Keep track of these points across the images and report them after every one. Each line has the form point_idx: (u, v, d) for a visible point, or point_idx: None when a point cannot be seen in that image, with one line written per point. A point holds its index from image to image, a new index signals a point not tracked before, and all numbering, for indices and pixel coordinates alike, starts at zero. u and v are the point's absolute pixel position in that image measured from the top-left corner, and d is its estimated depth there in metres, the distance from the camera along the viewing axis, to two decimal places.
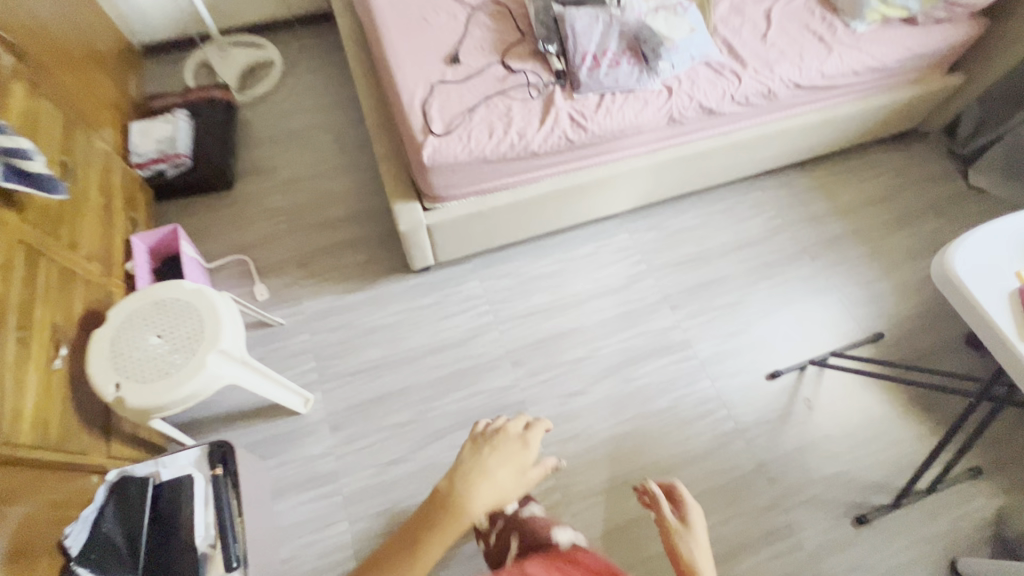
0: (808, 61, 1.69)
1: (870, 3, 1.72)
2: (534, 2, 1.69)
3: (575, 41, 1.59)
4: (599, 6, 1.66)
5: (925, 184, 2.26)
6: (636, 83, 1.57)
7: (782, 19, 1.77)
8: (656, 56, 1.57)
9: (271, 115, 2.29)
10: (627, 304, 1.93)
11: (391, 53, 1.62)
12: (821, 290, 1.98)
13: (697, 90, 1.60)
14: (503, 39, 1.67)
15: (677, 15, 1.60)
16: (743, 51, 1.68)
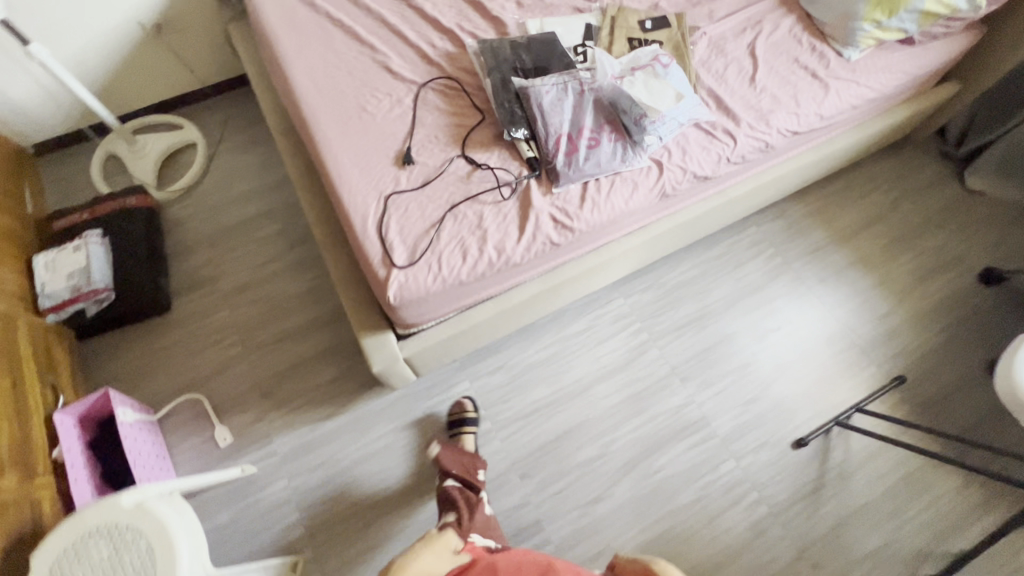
0: (805, 105, 1.49)
1: (864, 27, 1.53)
2: (489, 74, 1.45)
3: (546, 120, 1.36)
4: (566, 72, 1.44)
5: (922, 193, 2.12)
6: (622, 164, 1.35)
7: (768, 55, 1.57)
8: (641, 130, 1.35)
9: (201, 211, 1.99)
10: (635, 384, 1.76)
11: (330, 159, 1.36)
12: (834, 334, 1.85)
13: (689, 160, 1.40)
14: (461, 125, 1.43)
15: (658, 76, 1.38)
16: (734, 103, 1.47)
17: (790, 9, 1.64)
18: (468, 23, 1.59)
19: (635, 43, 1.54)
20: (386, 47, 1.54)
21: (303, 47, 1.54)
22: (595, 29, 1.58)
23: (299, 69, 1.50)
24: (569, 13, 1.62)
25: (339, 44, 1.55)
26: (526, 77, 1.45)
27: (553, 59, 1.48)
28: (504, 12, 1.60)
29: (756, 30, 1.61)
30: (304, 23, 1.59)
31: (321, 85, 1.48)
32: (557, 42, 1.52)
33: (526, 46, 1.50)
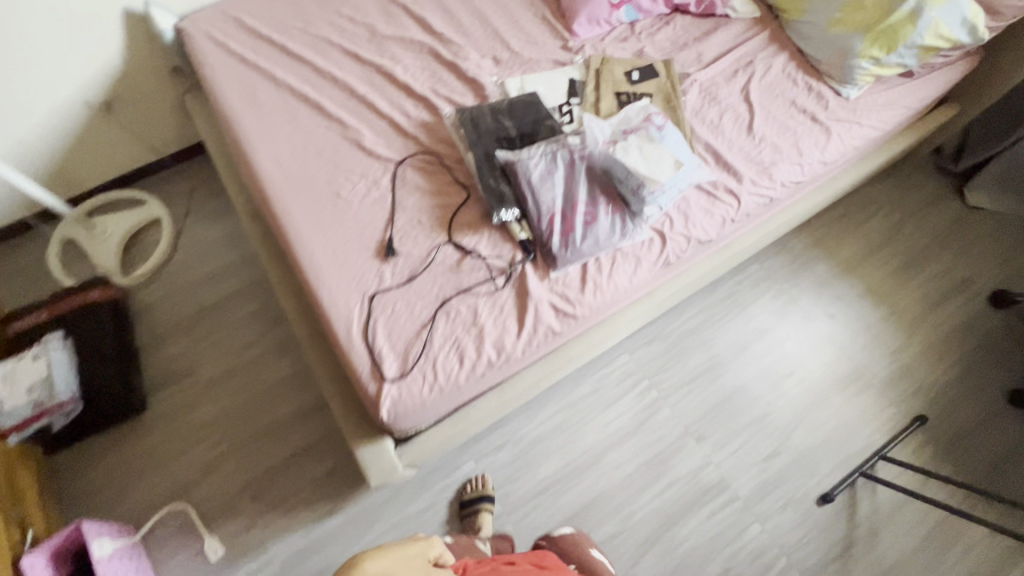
0: (808, 153, 1.41)
1: (861, 64, 1.45)
2: (471, 147, 1.34)
3: (536, 198, 1.26)
4: (553, 139, 1.34)
5: (923, 213, 2.05)
6: (622, 239, 1.26)
7: (764, 100, 1.48)
8: (639, 201, 1.25)
9: (171, 294, 1.85)
10: (649, 448, 1.67)
11: (305, 257, 1.25)
12: (849, 374, 1.78)
13: (693, 226, 1.31)
14: (444, 205, 1.32)
15: (653, 140, 1.29)
16: (734, 158, 1.38)
17: (781, 46, 1.56)
18: (442, 87, 1.48)
19: (623, 96, 1.45)
20: (357, 121, 1.43)
21: (267, 127, 1.42)
22: (579, 84, 1.48)
23: (263, 153, 1.38)
24: (550, 67, 1.51)
25: (305, 121, 1.43)
26: (511, 147, 1.35)
27: (538, 125, 1.38)
28: (480, 71, 1.50)
29: (748, 72, 1.52)
30: (265, 99, 1.46)
31: (289, 170, 1.36)
32: (541, 104, 1.42)
33: (508, 112, 1.40)
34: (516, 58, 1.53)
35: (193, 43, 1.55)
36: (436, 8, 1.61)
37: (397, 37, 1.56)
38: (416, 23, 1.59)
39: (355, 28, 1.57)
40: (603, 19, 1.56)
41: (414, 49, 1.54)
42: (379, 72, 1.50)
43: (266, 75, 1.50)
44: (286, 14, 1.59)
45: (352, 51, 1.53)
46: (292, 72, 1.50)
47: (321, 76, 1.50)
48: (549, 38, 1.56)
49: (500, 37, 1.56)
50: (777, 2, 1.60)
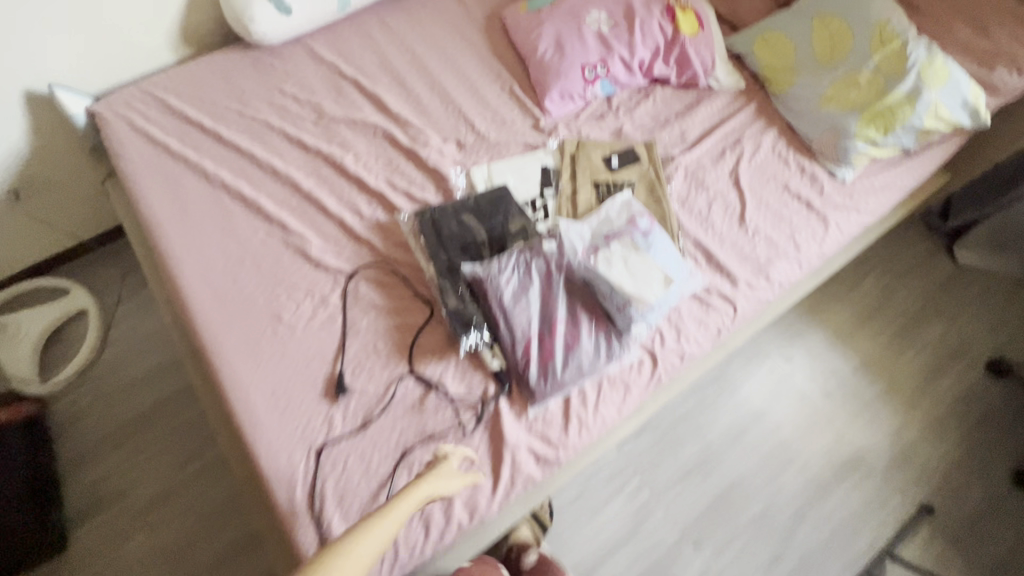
0: (806, 247, 1.28)
1: (857, 145, 1.33)
2: (434, 258, 1.18)
3: (509, 322, 1.10)
4: (527, 245, 1.18)
5: (915, 273, 1.97)
6: (609, 363, 1.11)
7: (755, 184, 1.36)
8: (627, 320, 1.10)
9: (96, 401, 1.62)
10: (644, 559, 1.52)
11: (239, 402, 1.06)
12: (850, 459, 1.67)
13: (685, 341, 1.17)
14: (404, 326, 1.15)
15: (638, 249, 1.13)
16: (727, 257, 1.25)
17: (770, 120, 1.45)
18: (399, 178, 1.31)
19: (602, 187, 1.30)
20: (302, 223, 1.25)
21: (195, 233, 1.22)
22: (553, 171, 1.33)
23: (190, 268, 1.18)
24: (520, 151, 1.36)
25: (241, 225, 1.24)
26: (479, 256, 1.19)
27: (508, 228, 1.22)
28: (441, 158, 1.33)
29: (737, 152, 1.39)
30: (194, 197, 1.27)
31: (221, 288, 1.17)
32: (512, 200, 1.26)
33: (474, 212, 1.23)
34: (482, 142, 1.37)
35: (107, 128, 1.34)
36: (391, 84, 1.44)
37: (346, 118, 1.38)
38: (369, 101, 1.41)
39: (299, 109, 1.39)
40: (577, 94, 1.41)
41: (367, 132, 1.37)
42: (327, 161, 1.32)
43: (195, 167, 1.30)
44: (219, 93, 1.40)
45: (295, 136, 1.35)
46: (226, 163, 1.31)
47: (260, 168, 1.31)
48: (518, 117, 1.41)
49: (463, 116, 1.40)
50: (762, 71, 1.48)
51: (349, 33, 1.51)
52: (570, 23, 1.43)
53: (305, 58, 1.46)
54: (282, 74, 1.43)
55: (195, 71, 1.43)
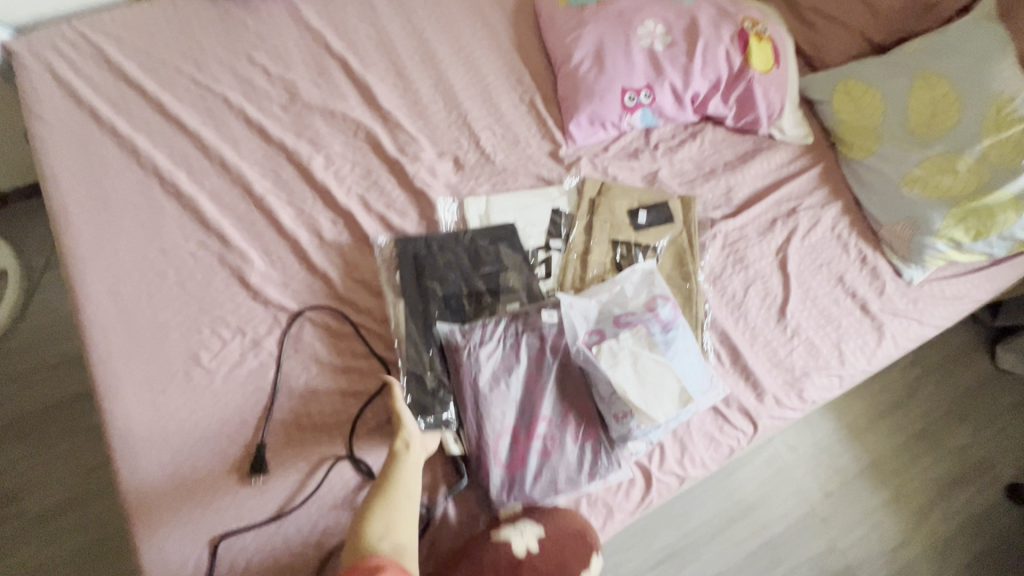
0: (851, 361, 1.06)
1: (936, 245, 1.09)
2: (406, 304, 0.96)
3: (480, 410, 0.87)
4: (524, 311, 0.94)
5: (949, 369, 1.75)
6: (591, 481, 0.89)
7: (805, 271, 1.12)
8: (623, 433, 0.88)
9: None
10: None
11: (126, 465, 0.84)
12: (839, 573, 1.49)
13: (689, 461, 0.96)
14: (350, 391, 0.93)
15: (653, 347, 0.88)
16: (756, 361, 1.02)
17: (833, 191, 1.21)
18: (376, 196, 1.06)
19: (621, 248, 1.06)
20: (246, 236, 1.01)
21: (110, 231, 0.98)
22: (566, 217, 1.08)
23: (96, 277, 0.94)
24: (530, 184, 1.11)
25: (171, 228, 0.99)
26: (460, 313, 0.96)
27: (505, 282, 0.99)
28: (432, 179, 1.08)
29: (789, 227, 1.15)
30: (116, 183, 1.01)
31: (130, 309, 0.93)
32: (515, 246, 1.02)
33: (467, 255, 1.00)
34: (485, 165, 1.11)
35: (21, 73, 1.06)
36: (387, 72, 1.17)
37: (324, 108, 1.11)
38: (356, 89, 1.14)
39: (268, 86, 1.12)
40: (610, 122, 1.15)
41: (347, 129, 1.11)
42: (291, 161, 1.07)
43: (125, 144, 1.04)
44: (172, 49, 1.12)
45: (257, 121, 1.08)
46: (165, 145, 1.05)
47: (207, 156, 1.05)
48: (534, 140, 1.15)
49: (468, 129, 1.14)
50: (838, 127, 1.23)
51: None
52: (618, 31, 1.15)
53: (286, 21, 1.18)
54: (255, 37, 1.15)
55: (147, 16, 1.14)
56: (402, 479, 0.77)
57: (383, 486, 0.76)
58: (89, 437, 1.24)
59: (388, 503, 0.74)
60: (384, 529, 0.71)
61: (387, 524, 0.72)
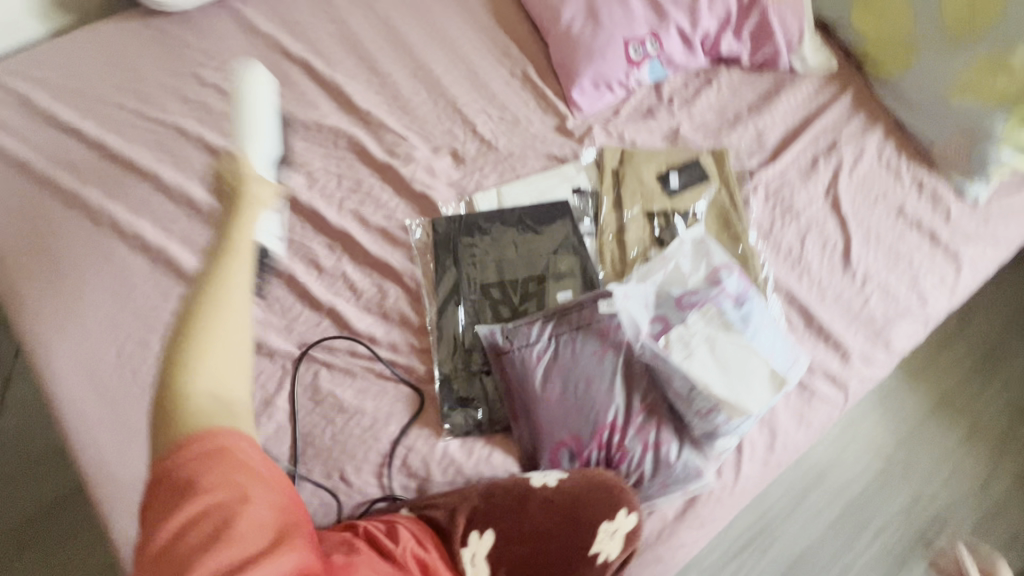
0: (932, 298, 0.94)
1: (999, 154, 0.98)
2: (450, 295, 0.87)
3: (533, 418, 0.78)
4: (584, 301, 0.82)
5: (997, 286, 1.65)
6: (664, 489, 0.78)
7: (860, 208, 1.00)
8: (708, 429, 0.77)
9: None
10: None
11: None
12: (929, 523, 1.38)
13: (781, 445, 0.84)
14: (384, 439, 0.79)
15: (729, 327, 0.76)
16: (831, 316, 0.91)
17: (870, 115, 1.08)
18: (372, 209, 0.92)
19: (658, 219, 0.93)
20: None
21: (72, 304, 0.83)
22: (590, 195, 0.95)
23: (65, 362, 0.80)
24: (541, 164, 0.97)
25: (143, 289, 0.85)
26: (509, 307, 0.86)
27: (553, 266, 0.88)
28: (432, 180, 0.94)
29: (833, 163, 1.03)
30: (71, 248, 0.86)
31: (113, 392, 0.79)
32: (560, 221, 0.91)
33: (514, 236, 0.90)
34: (487, 154, 0.98)
35: None
36: (357, 68, 1.03)
37: (294, 120, 0.97)
38: (326, 94, 1.00)
39: (225, 106, 0.98)
40: (617, 81, 1.02)
41: (325, 140, 0.97)
42: None
43: (73, 200, 0.89)
44: (108, 82, 0.97)
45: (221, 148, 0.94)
46: (120, 192, 0.91)
47: (170, 198, 0.91)
48: (536, 117, 1.02)
49: (461, 117, 1.00)
50: (859, 46, 1.11)
51: None
52: None
53: (233, 29, 1.03)
54: (200, 53, 1.01)
55: (72, 50, 0.99)
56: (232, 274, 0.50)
57: (199, 295, 0.48)
58: (95, 534, 1.10)
59: (205, 318, 0.47)
60: (204, 378, 0.46)
61: (198, 360, 0.46)
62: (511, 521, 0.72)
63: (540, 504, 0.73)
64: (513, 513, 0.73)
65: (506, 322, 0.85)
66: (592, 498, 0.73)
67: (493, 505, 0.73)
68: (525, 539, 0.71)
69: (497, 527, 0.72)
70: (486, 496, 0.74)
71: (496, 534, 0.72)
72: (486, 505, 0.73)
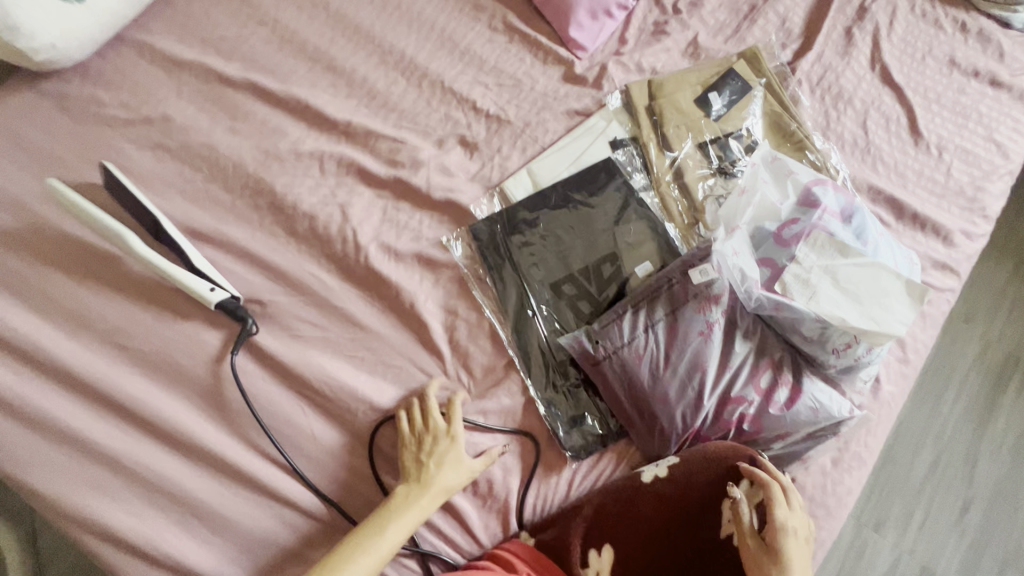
0: (1009, 148, 0.87)
1: None
2: (518, 309, 0.75)
3: (653, 420, 0.68)
4: (671, 273, 0.71)
5: None
6: (814, 445, 0.70)
7: (911, 70, 0.90)
8: (847, 365, 0.69)
9: None
10: (830, 564, 1.25)
11: None
12: (1005, 363, 1.38)
13: (914, 352, 0.77)
14: (502, 482, 0.70)
15: (845, 250, 0.68)
16: (918, 198, 0.83)
17: None
18: (396, 234, 0.78)
19: (713, 149, 0.82)
20: (269, 369, 0.73)
21: (87, 465, 0.69)
22: (631, 144, 0.82)
23: (108, 530, 0.67)
24: (564, 124, 0.84)
25: (160, 418, 0.71)
26: (586, 301, 0.74)
27: (621, 239, 0.76)
28: (452, 180, 0.80)
29: (869, 28, 0.92)
30: (56, 399, 0.71)
31: (177, 549, 0.67)
32: (611, 186, 0.79)
33: (566, 218, 0.77)
34: (502, 132, 0.84)
35: None
36: (314, 74, 0.86)
37: (266, 157, 0.81)
38: (291, 116, 0.84)
39: (178, 164, 0.80)
40: (615, 5, 0.87)
41: (310, 169, 0.81)
42: (265, 244, 0.78)
43: (37, 340, 0.73)
44: (26, 179, 0.79)
45: (196, 218, 0.78)
46: (90, 311, 0.75)
47: (157, 296, 0.75)
48: (537, 71, 0.87)
49: (455, 97, 0.85)
50: None
51: (209, 4, 0.89)
52: None
53: (151, 70, 0.85)
54: (122, 110, 0.82)
55: None
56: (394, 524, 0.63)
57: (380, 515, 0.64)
58: None
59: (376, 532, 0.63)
60: None
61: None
62: (628, 528, 0.68)
63: (653, 501, 0.68)
64: (627, 518, 0.68)
65: (591, 321, 0.73)
66: (707, 481, 0.67)
67: (607, 517, 0.68)
68: (646, 540, 0.68)
69: (614, 538, 0.68)
70: (594, 509, 0.68)
71: (614, 548, 0.68)
72: (598, 514, 0.68)
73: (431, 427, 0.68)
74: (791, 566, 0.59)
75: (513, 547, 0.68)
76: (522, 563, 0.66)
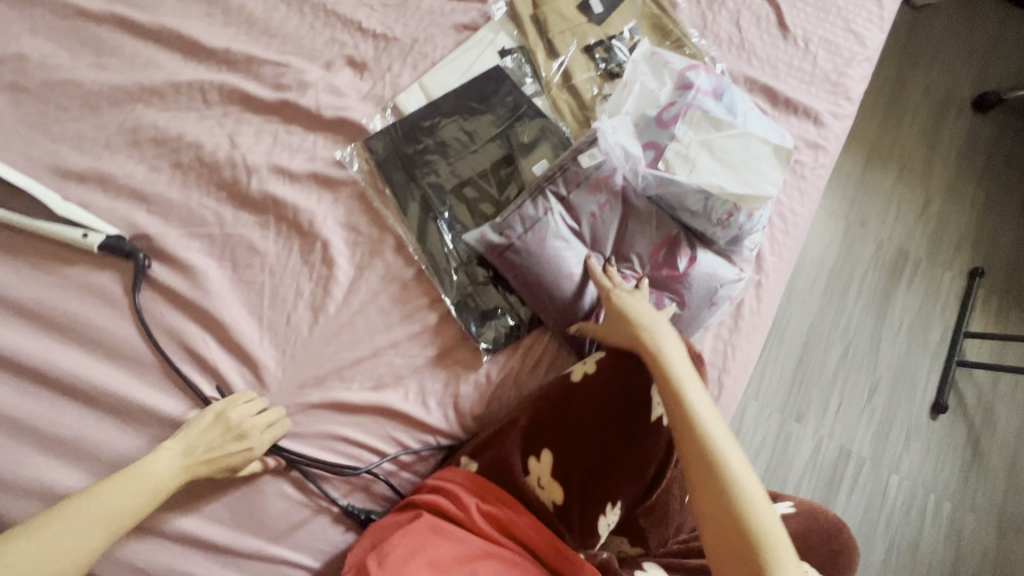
0: (862, 36, 0.94)
1: None
2: (421, 216, 0.75)
3: (559, 298, 0.70)
4: (570, 164, 0.73)
5: None
6: (712, 312, 0.74)
7: None
8: (733, 236, 0.73)
9: None
10: (760, 458, 1.35)
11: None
12: (896, 258, 1.51)
13: (794, 225, 0.83)
14: (420, 383, 0.71)
15: (718, 124, 0.73)
16: (787, 85, 0.89)
17: None
18: (289, 156, 0.77)
19: (598, 52, 0.84)
20: (164, 302, 0.71)
21: None
22: (519, 52, 0.84)
23: (0, 482, 0.64)
24: (452, 38, 0.84)
25: (43, 365, 0.67)
26: (487, 200, 0.76)
27: (515, 139, 0.78)
28: (343, 100, 0.80)
29: None
30: None
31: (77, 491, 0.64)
32: (502, 91, 0.80)
33: (460, 124, 0.78)
34: (390, 50, 0.83)
35: None
36: (186, 4, 0.82)
37: (139, 90, 0.77)
38: (163, 47, 0.80)
39: (40, 104, 0.75)
40: None
41: (190, 99, 0.78)
42: (148, 178, 0.74)
43: None
44: None
45: (67, 158, 0.74)
46: None
47: (30, 241, 0.71)
48: None
49: (339, 19, 0.84)
50: None
51: None
52: None
53: None
54: None
55: None
56: (136, 495, 0.59)
57: (132, 480, 0.59)
58: None
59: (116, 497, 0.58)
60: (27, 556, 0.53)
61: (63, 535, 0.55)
62: (559, 426, 0.69)
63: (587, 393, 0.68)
64: (559, 417, 0.69)
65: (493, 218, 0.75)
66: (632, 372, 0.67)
67: (538, 419, 0.69)
68: (584, 434, 0.68)
69: (551, 442, 0.69)
70: (530, 416, 0.69)
71: (552, 451, 0.69)
72: (533, 421, 0.69)
73: (238, 430, 0.64)
74: (629, 313, 0.65)
75: (456, 476, 0.67)
76: (464, 492, 0.65)
